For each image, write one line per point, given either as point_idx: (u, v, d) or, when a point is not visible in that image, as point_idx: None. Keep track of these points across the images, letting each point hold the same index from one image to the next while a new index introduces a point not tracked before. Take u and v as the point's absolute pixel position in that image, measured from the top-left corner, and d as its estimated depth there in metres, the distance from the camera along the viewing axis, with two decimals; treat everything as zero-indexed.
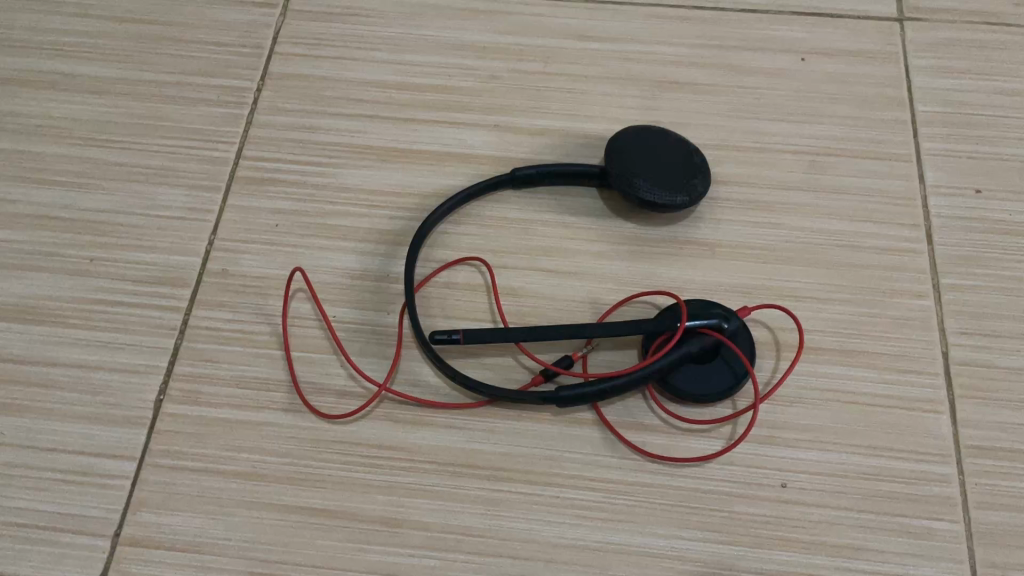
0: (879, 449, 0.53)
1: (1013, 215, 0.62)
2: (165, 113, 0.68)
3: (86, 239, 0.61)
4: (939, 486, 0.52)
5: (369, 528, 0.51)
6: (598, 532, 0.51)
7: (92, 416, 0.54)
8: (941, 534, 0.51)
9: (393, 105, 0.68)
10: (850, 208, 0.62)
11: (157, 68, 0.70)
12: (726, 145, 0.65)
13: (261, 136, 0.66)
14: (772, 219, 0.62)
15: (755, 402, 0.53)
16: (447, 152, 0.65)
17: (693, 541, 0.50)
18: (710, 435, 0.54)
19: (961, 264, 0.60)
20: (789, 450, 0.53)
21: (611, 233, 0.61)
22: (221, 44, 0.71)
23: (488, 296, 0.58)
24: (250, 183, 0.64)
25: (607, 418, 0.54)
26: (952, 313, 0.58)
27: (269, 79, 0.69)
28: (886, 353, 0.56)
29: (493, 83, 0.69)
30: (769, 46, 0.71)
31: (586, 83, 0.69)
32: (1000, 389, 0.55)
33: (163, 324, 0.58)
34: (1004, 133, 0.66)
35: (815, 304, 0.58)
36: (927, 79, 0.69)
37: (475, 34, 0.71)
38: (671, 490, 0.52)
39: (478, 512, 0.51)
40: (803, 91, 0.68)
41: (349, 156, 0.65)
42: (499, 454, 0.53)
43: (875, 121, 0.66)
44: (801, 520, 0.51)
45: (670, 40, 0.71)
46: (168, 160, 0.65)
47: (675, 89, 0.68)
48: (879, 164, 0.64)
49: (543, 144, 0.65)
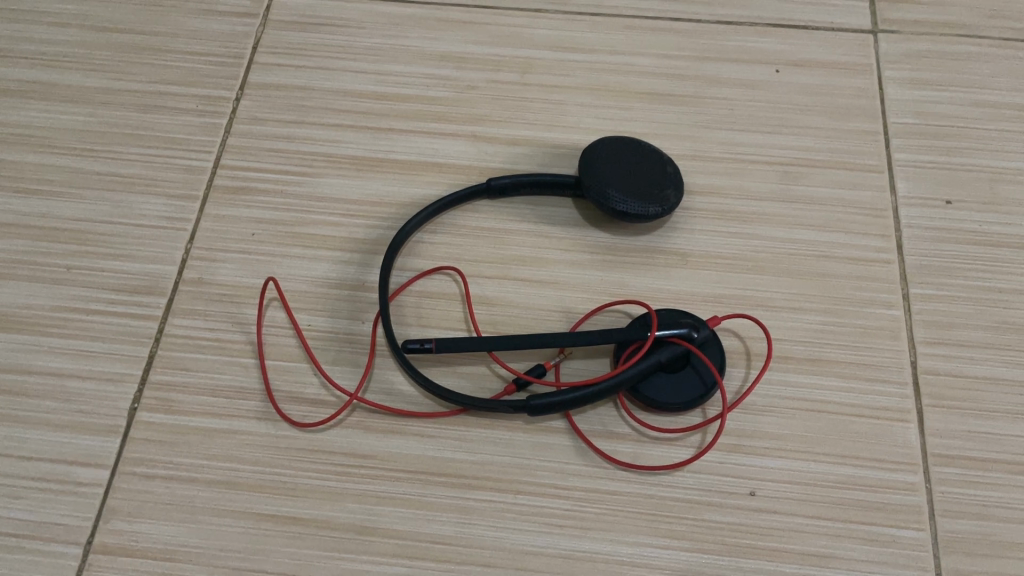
0: (846, 457, 0.54)
1: (982, 225, 0.63)
2: (145, 122, 0.68)
3: (64, 248, 0.62)
4: (905, 495, 0.53)
5: (341, 536, 0.51)
6: (567, 540, 0.51)
7: (67, 424, 0.55)
8: (907, 542, 0.51)
9: (370, 115, 0.68)
10: (821, 219, 0.63)
11: (136, 77, 0.71)
12: (700, 155, 0.66)
13: (240, 146, 0.67)
14: (745, 229, 0.62)
15: (724, 411, 0.53)
16: (424, 162, 0.66)
17: (661, 549, 0.51)
18: (679, 443, 0.54)
19: (930, 274, 0.61)
20: (758, 459, 0.54)
21: (584, 242, 0.62)
22: (201, 54, 0.72)
23: (463, 305, 0.59)
24: (227, 192, 0.64)
25: (578, 425, 0.55)
26: (921, 323, 0.59)
27: (248, 89, 0.70)
28: (855, 362, 0.57)
29: (471, 93, 0.69)
30: (744, 57, 0.71)
31: (562, 94, 0.69)
32: (967, 398, 0.56)
33: (138, 333, 0.58)
34: (976, 144, 0.66)
35: (786, 313, 0.59)
36: (900, 90, 0.69)
37: (453, 44, 0.72)
38: (641, 499, 0.52)
39: (449, 520, 0.52)
40: (777, 102, 0.69)
41: (326, 166, 0.65)
42: (470, 462, 0.53)
43: (848, 131, 0.67)
44: (769, 528, 0.51)
45: (646, 51, 0.72)
46: (147, 168, 0.66)
47: (651, 99, 0.69)
48: (851, 175, 0.65)
49: (519, 154, 0.66)
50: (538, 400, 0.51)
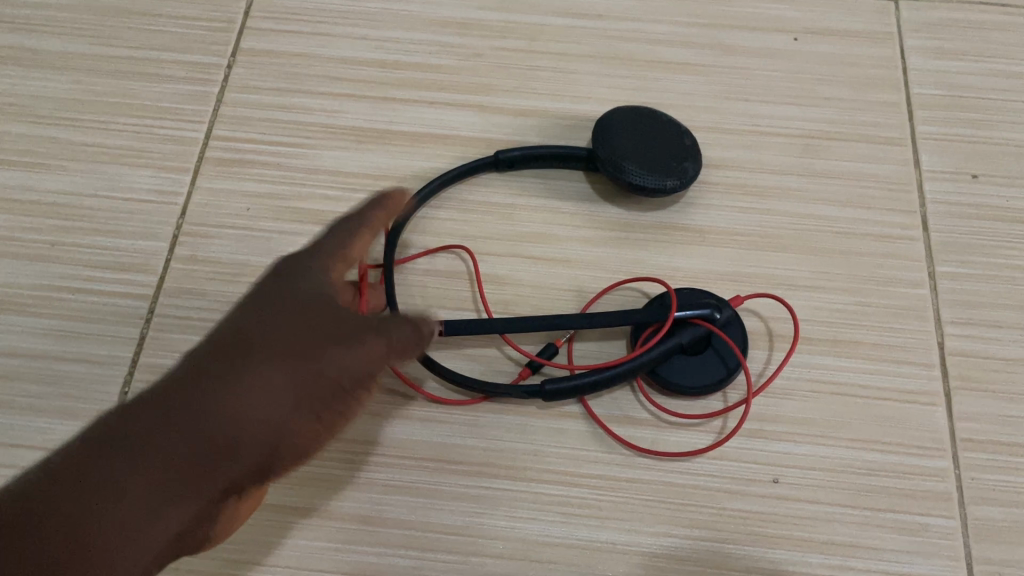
0: (874, 442, 0.52)
1: (1008, 200, 0.60)
2: (130, 89, 0.64)
3: (46, 224, 0.58)
4: (935, 481, 0.51)
5: (347, 527, 0.48)
6: (585, 530, 0.49)
7: (52, 410, 0.52)
8: (937, 530, 0.49)
9: (370, 83, 0.65)
10: (843, 194, 0.60)
11: (121, 42, 0.67)
12: (716, 127, 0.63)
13: (232, 116, 0.63)
14: (763, 205, 0.60)
15: (747, 396, 0.50)
16: (427, 133, 0.62)
17: (681, 539, 0.49)
18: (700, 430, 0.52)
19: (957, 252, 0.58)
20: (781, 444, 0.51)
21: (597, 218, 0.59)
22: (189, 17, 0.68)
23: (470, 284, 0.56)
24: (221, 165, 0.61)
25: (593, 407, 0.52)
26: (948, 303, 0.56)
27: (240, 56, 0.66)
28: (880, 344, 0.55)
29: (476, 62, 0.66)
30: (761, 25, 0.68)
31: (571, 62, 0.66)
32: (996, 381, 0.54)
33: (127, 314, 0.55)
34: (1001, 116, 0.64)
35: (808, 293, 0.56)
36: (921, 60, 0.67)
37: (456, 10, 0.68)
38: (660, 486, 0.50)
39: (460, 510, 0.49)
40: (796, 72, 0.66)
41: (325, 137, 0.62)
42: (481, 449, 0.51)
43: (869, 104, 0.64)
44: (793, 517, 0.49)
45: (659, 18, 0.68)
46: (134, 139, 0.62)
47: (665, 69, 0.66)
48: (873, 148, 0.62)
49: (527, 125, 0.63)
50: (554, 384, 0.49)
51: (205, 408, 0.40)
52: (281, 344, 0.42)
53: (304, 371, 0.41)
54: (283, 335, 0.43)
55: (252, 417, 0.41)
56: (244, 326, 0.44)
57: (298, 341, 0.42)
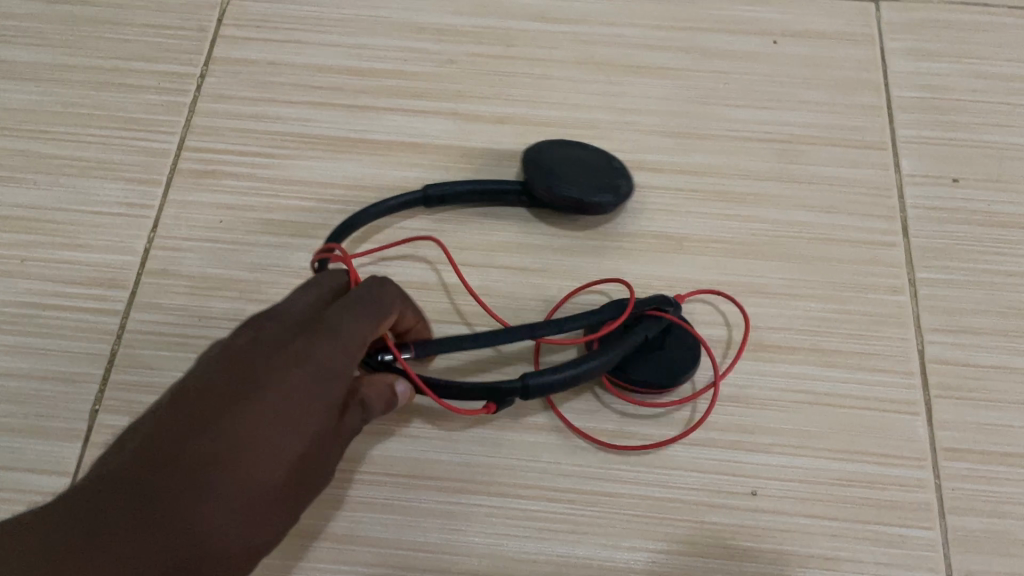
0: (853, 453, 0.51)
1: (990, 204, 0.60)
2: (102, 101, 0.64)
3: (17, 239, 0.58)
4: (915, 491, 0.50)
5: (320, 546, 0.48)
6: (561, 546, 0.48)
7: (22, 428, 0.51)
8: (917, 542, 0.49)
9: (344, 92, 0.64)
10: (823, 200, 0.60)
11: (93, 53, 0.66)
12: (695, 132, 0.62)
13: (205, 126, 0.62)
14: (742, 211, 0.59)
15: (711, 388, 0.50)
16: (402, 142, 0.62)
17: (659, 554, 0.48)
18: (663, 422, 0.52)
19: (937, 257, 0.58)
20: (760, 456, 0.51)
21: (574, 227, 0.58)
22: (162, 26, 0.67)
23: (447, 296, 0.55)
24: (193, 176, 0.60)
25: (569, 415, 0.52)
26: (928, 310, 0.56)
27: (213, 64, 0.65)
28: (859, 352, 0.54)
29: (451, 68, 0.65)
30: (741, 28, 0.67)
31: (548, 68, 0.65)
32: (978, 388, 0.53)
33: (98, 330, 0.54)
34: (983, 119, 0.63)
35: (787, 301, 0.56)
36: (902, 62, 0.66)
37: (432, 16, 0.68)
38: (637, 501, 0.49)
39: (434, 527, 0.49)
40: (776, 76, 0.65)
41: (299, 147, 0.61)
42: (456, 464, 0.50)
43: (849, 106, 0.64)
44: (772, 530, 0.49)
45: (637, 22, 0.67)
46: (105, 151, 0.61)
47: (643, 74, 0.65)
48: (853, 152, 0.62)
49: (503, 133, 0.62)
50: (539, 380, 0.46)
51: (224, 475, 0.37)
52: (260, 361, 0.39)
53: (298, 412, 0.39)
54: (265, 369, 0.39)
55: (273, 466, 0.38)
56: (210, 376, 0.39)
57: (280, 377, 0.39)
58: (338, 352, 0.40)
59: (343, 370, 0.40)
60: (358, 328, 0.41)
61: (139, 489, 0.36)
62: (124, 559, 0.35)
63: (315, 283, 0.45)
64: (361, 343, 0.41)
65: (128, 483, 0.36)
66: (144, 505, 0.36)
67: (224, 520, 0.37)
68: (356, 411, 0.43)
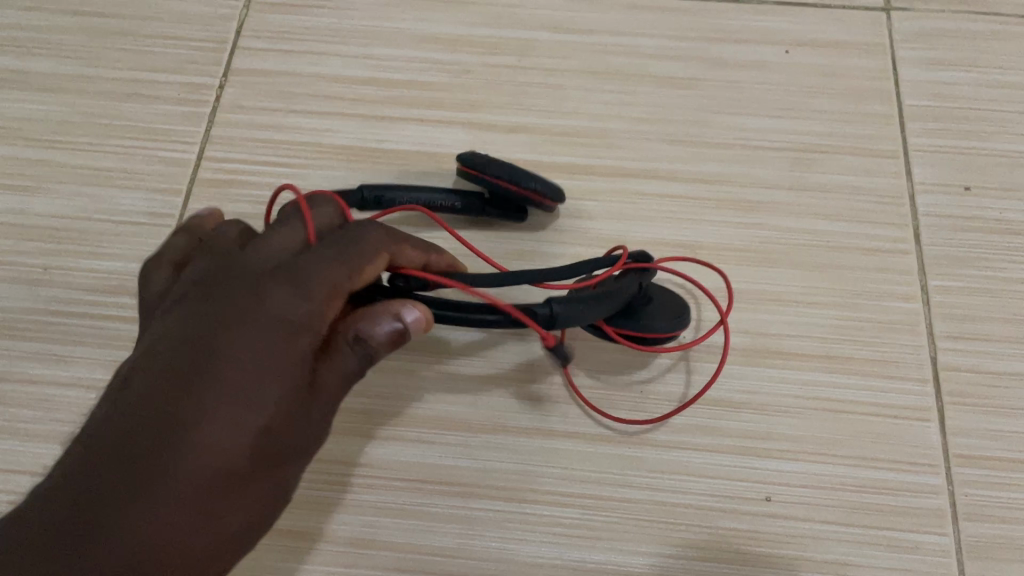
0: (866, 459, 0.51)
1: (1002, 212, 0.60)
2: (123, 111, 0.65)
3: (41, 247, 0.59)
4: (928, 497, 0.50)
5: (339, 550, 0.49)
6: (577, 551, 0.49)
7: (47, 434, 0.52)
8: (931, 548, 0.49)
9: (361, 102, 0.65)
10: (835, 208, 0.60)
11: (113, 64, 0.67)
12: (708, 141, 0.63)
13: (224, 136, 0.63)
14: (754, 219, 0.60)
15: (722, 324, 0.51)
16: (419, 152, 0.63)
17: (674, 559, 0.49)
18: (666, 400, 0.53)
19: (950, 265, 0.58)
20: (775, 462, 0.51)
21: (588, 235, 0.59)
22: (181, 37, 0.68)
23: None
24: (213, 186, 0.61)
25: (577, 388, 0.53)
26: (941, 317, 0.56)
27: (232, 75, 0.66)
28: (873, 359, 0.54)
29: (466, 78, 0.66)
30: (753, 37, 0.68)
31: (562, 77, 0.66)
32: (990, 395, 0.53)
33: (120, 337, 0.55)
34: (994, 127, 0.64)
35: (800, 308, 0.56)
36: (913, 71, 0.66)
37: (447, 26, 0.68)
38: (652, 506, 0.50)
39: (452, 531, 0.49)
40: (788, 85, 0.65)
41: (317, 157, 0.62)
42: (473, 470, 0.51)
43: (861, 115, 0.64)
44: (786, 535, 0.49)
45: (650, 32, 0.68)
46: (127, 161, 0.62)
47: (655, 84, 0.66)
48: (865, 161, 0.62)
49: (518, 142, 0.63)
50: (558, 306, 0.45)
51: (198, 433, 0.38)
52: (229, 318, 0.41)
53: (265, 366, 0.40)
54: (233, 324, 0.40)
55: (244, 418, 0.39)
56: (183, 337, 0.41)
57: (247, 331, 0.40)
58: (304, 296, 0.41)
59: (309, 315, 0.41)
60: (327, 269, 0.42)
61: (121, 454, 0.37)
62: (109, 518, 0.36)
63: (292, 223, 0.46)
64: (334, 278, 0.42)
65: (109, 448, 0.37)
66: (127, 471, 0.37)
67: (200, 478, 0.38)
68: (351, 354, 0.42)
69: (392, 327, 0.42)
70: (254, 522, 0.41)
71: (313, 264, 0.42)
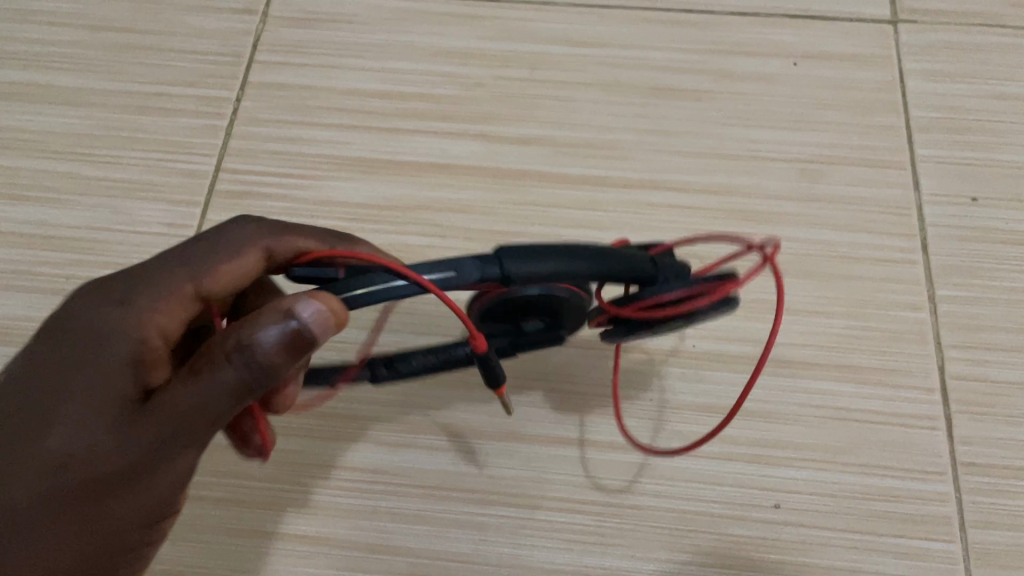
0: (874, 467, 0.52)
1: (1008, 223, 0.61)
2: (142, 124, 0.66)
3: (63, 258, 0.60)
4: (936, 505, 0.51)
5: (353, 555, 0.50)
6: (588, 557, 0.50)
7: None
8: (938, 555, 0.50)
9: (375, 115, 0.66)
10: (843, 219, 0.61)
11: (133, 78, 0.68)
12: (717, 152, 0.64)
13: (241, 149, 0.64)
14: (763, 230, 0.60)
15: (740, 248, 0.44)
16: (432, 164, 0.64)
17: (684, 565, 0.49)
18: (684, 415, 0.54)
19: (957, 275, 0.59)
20: (784, 470, 0.52)
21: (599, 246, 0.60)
22: (198, 51, 0.69)
23: None
24: (230, 198, 0.62)
25: (599, 399, 0.54)
26: (948, 327, 0.57)
27: (248, 89, 0.67)
28: (881, 368, 0.55)
29: (478, 91, 0.67)
30: (761, 50, 0.69)
31: (573, 90, 0.67)
32: (997, 404, 0.54)
33: None
34: (1000, 139, 0.64)
35: (809, 318, 0.57)
36: (920, 83, 0.67)
37: (459, 40, 0.69)
38: (663, 513, 0.51)
39: (465, 537, 0.50)
40: (796, 97, 0.66)
41: (332, 169, 0.63)
42: (486, 477, 0.52)
43: (868, 127, 0.65)
44: (794, 542, 0.50)
45: (660, 45, 0.69)
46: (146, 173, 0.64)
47: (665, 96, 0.67)
48: (872, 172, 0.63)
49: (530, 155, 0.64)
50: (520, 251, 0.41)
51: (16, 455, 0.38)
52: (63, 338, 0.41)
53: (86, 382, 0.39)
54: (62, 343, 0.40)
55: (65, 436, 0.38)
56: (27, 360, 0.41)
57: (72, 349, 0.40)
58: (126, 308, 0.41)
59: (133, 326, 0.41)
60: (163, 280, 0.43)
61: None
62: None
63: None
64: (167, 289, 0.42)
65: None
66: None
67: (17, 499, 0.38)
68: (221, 363, 0.37)
69: (279, 330, 0.37)
70: (106, 544, 0.39)
71: (150, 278, 0.43)
